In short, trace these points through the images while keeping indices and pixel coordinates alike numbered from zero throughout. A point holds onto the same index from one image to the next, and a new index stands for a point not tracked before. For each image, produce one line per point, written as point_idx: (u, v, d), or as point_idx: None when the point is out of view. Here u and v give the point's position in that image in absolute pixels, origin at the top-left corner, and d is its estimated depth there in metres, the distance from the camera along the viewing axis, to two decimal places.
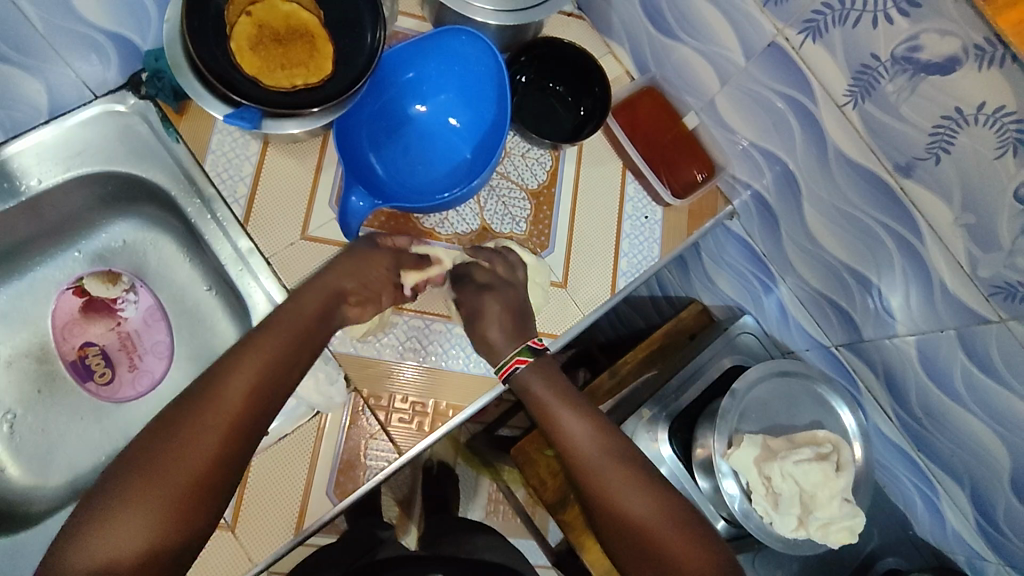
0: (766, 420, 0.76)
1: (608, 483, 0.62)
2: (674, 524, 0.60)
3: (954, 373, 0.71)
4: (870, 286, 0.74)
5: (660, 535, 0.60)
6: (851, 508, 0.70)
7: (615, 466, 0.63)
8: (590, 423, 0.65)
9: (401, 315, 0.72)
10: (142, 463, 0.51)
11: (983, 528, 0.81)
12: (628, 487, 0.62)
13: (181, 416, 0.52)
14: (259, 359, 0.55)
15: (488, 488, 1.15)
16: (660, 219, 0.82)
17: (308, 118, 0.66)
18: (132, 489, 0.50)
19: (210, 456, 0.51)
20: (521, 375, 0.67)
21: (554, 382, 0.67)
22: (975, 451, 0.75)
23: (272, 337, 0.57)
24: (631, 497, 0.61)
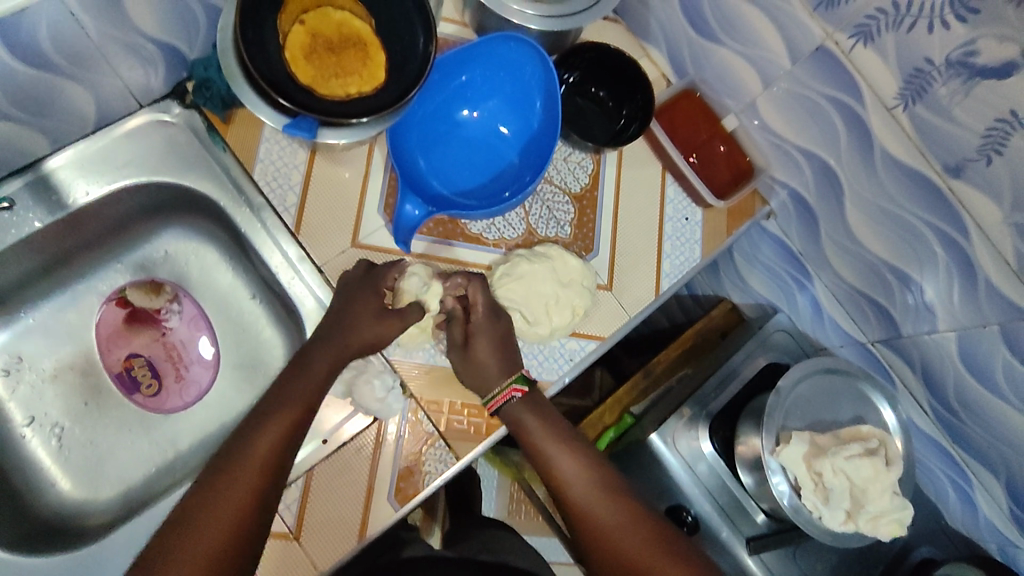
0: (809, 417, 0.77)
1: (593, 512, 0.64)
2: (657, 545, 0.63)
3: (996, 367, 0.72)
4: (910, 283, 0.76)
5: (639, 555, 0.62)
6: (901, 500, 0.71)
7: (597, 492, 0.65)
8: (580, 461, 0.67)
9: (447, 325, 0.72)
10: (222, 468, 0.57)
11: (1017, 517, 0.83)
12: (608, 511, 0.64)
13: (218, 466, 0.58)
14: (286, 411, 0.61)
15: (511, 488, 1.16)
16: (701, 220, 0.83)
17: (352, 128, 0.66)
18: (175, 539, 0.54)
19: (250, 496, 0.56)
20: (511, 409, 0.68)
21: (544, 412, 0.69)
22: (1012, 443, 0.77)
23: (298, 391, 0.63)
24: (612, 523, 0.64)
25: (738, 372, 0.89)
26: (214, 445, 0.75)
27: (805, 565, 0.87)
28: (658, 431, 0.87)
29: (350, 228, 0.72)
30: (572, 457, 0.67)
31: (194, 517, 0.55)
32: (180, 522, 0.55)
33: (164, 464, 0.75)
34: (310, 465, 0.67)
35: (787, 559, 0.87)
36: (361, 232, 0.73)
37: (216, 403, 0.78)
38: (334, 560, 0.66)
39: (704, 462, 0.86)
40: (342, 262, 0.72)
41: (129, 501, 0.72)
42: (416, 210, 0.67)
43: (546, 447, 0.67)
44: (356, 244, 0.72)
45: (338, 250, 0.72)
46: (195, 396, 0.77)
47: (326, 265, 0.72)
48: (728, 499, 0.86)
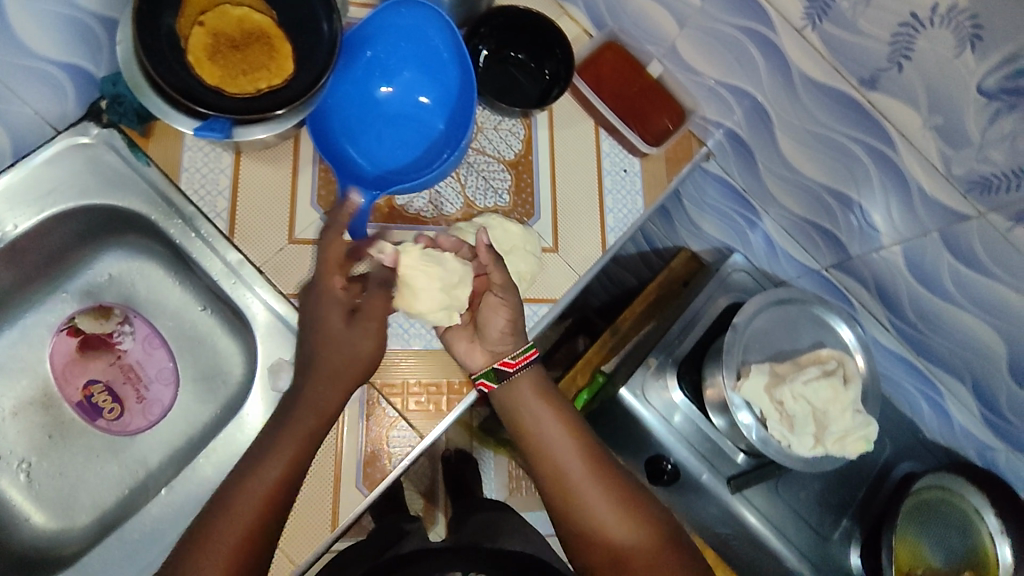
0: (769, 349, 0.78)
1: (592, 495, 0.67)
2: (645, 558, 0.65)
3: (943, 274, 0.73)
4: (851, 203, 0.76)
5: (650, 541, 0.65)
6: (864, 418, 0.71)
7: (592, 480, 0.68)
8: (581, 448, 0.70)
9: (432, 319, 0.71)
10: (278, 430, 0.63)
11: (989, 419, 0.84)
12: (604, 501, 0.67)
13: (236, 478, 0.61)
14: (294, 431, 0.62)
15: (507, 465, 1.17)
16: (639, 170, 0.82)
17: (273, 121, 0.65)
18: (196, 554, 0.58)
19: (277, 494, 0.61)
20: (520, 379, 0.71)
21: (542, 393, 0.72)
22: (970, 346, 0.78)
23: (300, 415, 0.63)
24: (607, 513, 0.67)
25: (700, 316, 0.90)
26: (184, 459, 0.75)
27: (789, 497, 0.88)
28: (627, 385, 0.87)
29: (284, 225, 0.72)
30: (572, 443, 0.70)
31: (210, 532, 0.59)
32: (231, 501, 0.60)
33: (137, 483, 0.75)
34: None
35: (769, 492, 0.88)
36: (297, 227, 0.72)
37: (180, 418, 0.78)
38: (306, 554, 0.67)
39: (677, 410, 0.88)
40: (282, 259, 0.71)
41: (106, 524, 0.72)
42: (362, 198, 0.68)
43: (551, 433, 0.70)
44: (292, 240, 0.72)
45: (276, 249, 0.71)
46: (158, 414, 0.77)
47: (266, 264, 0.71)
48: (705, 444, 0.87)
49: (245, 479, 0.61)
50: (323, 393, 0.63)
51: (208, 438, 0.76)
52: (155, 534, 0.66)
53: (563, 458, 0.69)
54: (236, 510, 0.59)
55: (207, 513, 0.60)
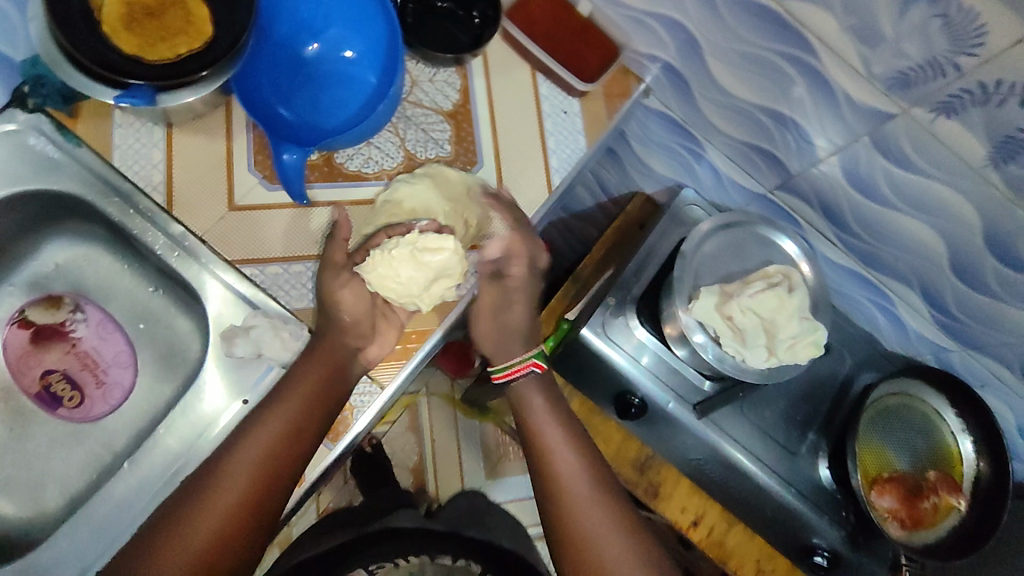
0: (719, 272, 0.80)
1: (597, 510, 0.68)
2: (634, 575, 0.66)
3: (878, 179, 0.75)
4: (785, 120, 0.77)
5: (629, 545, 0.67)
6: (812, 323, 0.73)
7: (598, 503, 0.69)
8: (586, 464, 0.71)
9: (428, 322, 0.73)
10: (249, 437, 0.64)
11: (940, 321, 0.87)
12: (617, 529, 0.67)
13: (233, 441, 0.64)
14: (296, 394, 0.66)
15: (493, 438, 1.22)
16: (579, 111, 0.83)
17: (199, 84, 0.65)
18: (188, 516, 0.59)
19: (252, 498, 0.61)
20: (522, 386, 0.76)
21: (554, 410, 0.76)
22: (913, 249, 0.80)
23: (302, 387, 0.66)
24: (610, 543, 0.66)
25: (654, 252, 0.92)
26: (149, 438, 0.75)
27: (755, 416, 0.91)
28: (588, 325, 0.88)
29: (224, 193, 0.71)
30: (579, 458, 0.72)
31: (204, 487, 0.61)
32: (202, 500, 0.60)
33: (104, 466, 0.75)
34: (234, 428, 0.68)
35: (734, 413, 0.90)
36: (237, 195, 0.72)
37: (143, 399, 0.77)
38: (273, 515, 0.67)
39: (641, 345, 0.89)
40: (224, 228, 0.71)
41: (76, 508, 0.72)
42: (293, 156, 0.67)
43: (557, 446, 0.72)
44: (233, 208, 0.71)
45: (217, 218, 0.71)
46: (119, 397, 0.77)
47: (208, 234, 0.71)
48: (670, 374, 0.89)
49: (243, 441, 0.63)
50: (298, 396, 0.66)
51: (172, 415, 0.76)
52: (123, 510, 0.66)
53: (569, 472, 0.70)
54: (232, 470, 0.62)
55: (204, 471, 0.63)
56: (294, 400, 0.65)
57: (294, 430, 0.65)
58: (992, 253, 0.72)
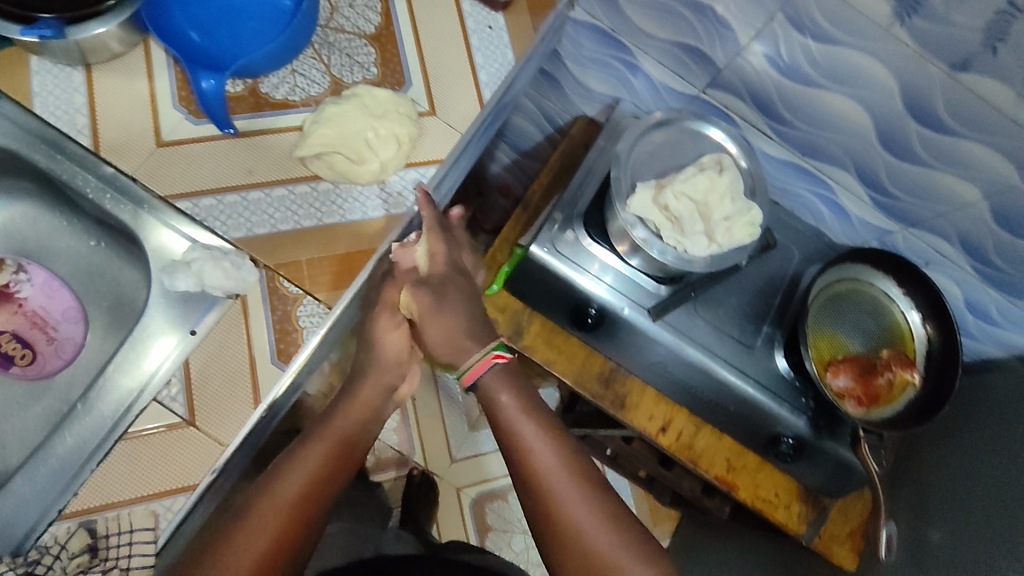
0: (656, 169, 0.81)
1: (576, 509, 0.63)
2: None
3: (799, 57, 0.76)
4: (703, 9, 0.77)
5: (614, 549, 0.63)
6: (744, 203, 0.75)
7: (580, 490, 0.64)
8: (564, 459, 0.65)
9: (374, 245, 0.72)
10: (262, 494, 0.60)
11: (878, 202, 0.89)
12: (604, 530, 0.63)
13: (264, 490, 0.60)
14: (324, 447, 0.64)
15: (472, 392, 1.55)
16: (504, 25, 0.83)
17: (107, 16, 0.65)
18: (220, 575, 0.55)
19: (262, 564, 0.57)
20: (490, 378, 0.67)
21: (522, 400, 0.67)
22: (843, 128, 0.82)
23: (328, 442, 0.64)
24: (586, 526, 0.63)
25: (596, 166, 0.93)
26: None
27: (710, 316, 0.92)
28: (537, 242, 0.89)
29: (150, 131, 0.71)
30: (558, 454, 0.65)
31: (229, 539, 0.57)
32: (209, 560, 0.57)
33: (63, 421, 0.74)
34: (185, 357, 0.69)
35: (691, 314, 0.91)
36: (163, 131, 0.71)
37: (97, 352, 0.77)
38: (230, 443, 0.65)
39: (593, 256, 0.89)
40: (153, 164, 0.70)
41: None
42: (212, 83, 0.67)
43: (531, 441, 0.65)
44: (160, 144, 0.71)
45: (145, 155, 0.70)
46: (73, 352, 0.77)
47: (138, 172, 0.70)
48: (624, 282, 0.90)
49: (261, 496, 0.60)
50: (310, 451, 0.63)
51: None
52: (85, 447, 0.67)
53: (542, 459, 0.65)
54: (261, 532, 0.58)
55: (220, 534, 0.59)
56: (318, 452, 0.63)
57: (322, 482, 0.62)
58: (912, 116, 0.75)
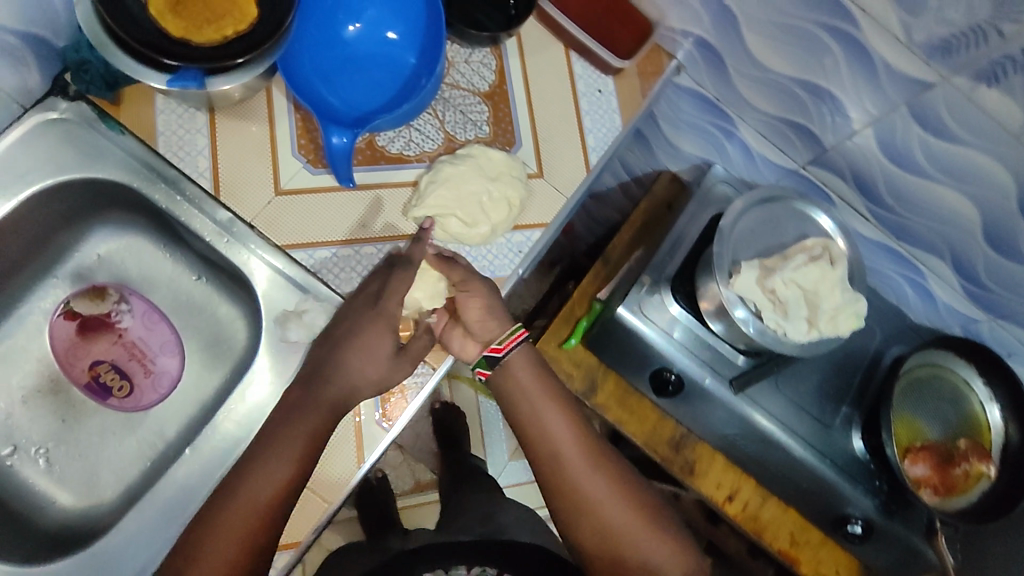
0: (757, 246, 0.81)
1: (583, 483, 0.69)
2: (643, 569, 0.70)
3: (914, 149, 0.75)
4: (821, 92, 0.77)
5: (631, 532, 0.69)
6: (853, 295, 0.75)
7: (600, 477, 0.70)
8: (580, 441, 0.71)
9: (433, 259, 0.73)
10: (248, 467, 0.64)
11: (969, 291, 0.89)
12: (614, 503, 0.70)
13: (256, 457, 0.64)
14: (303, 431, 0.64)
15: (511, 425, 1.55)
16: (614, 90, 0.83)
17: (246, 69, 0.64)
18: (225, 523, 0.62)
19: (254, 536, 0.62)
20: (516, 358, 0.71)
21: (542, 374, 0.72)
22: (945, 219, 0.81)
23: (311, 417, 0.65)
24: (602, 503, 0.69)
25: (685, 234, 0.93)
26: (201, 424, 0.76)
27: (791, 391, 0.92)
28: (624, 304, 0.90)
29: (269, 179, 0.72)
30: (574, 435, 0.71)
31: (233, 495, 0.63)
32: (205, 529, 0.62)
33: (158, 455, 0.76)
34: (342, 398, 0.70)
35: (770, 388, 0.92)
36: (282, 179, 0.72)
37: (192, 387, 0.78)
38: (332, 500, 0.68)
39: (676, 322, 0.91)
40: (271, 212, 0.71)
41: (131, 497, 0.74)
42: (342, 139, 0.67)
43: (546, 423, 0.71)
44: (279, 192, 0.72)
45: (263, 203, 0.71)
46: (169, 386, 0.78)
47: (256, 218, 0.71)
48: (705, 351, 0.91)
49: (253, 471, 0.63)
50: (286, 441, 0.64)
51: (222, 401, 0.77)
52: (183, 491, 0.68)
53: (562, 445, 0.70)
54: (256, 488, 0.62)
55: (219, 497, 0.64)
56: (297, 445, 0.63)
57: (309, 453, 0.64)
58: None
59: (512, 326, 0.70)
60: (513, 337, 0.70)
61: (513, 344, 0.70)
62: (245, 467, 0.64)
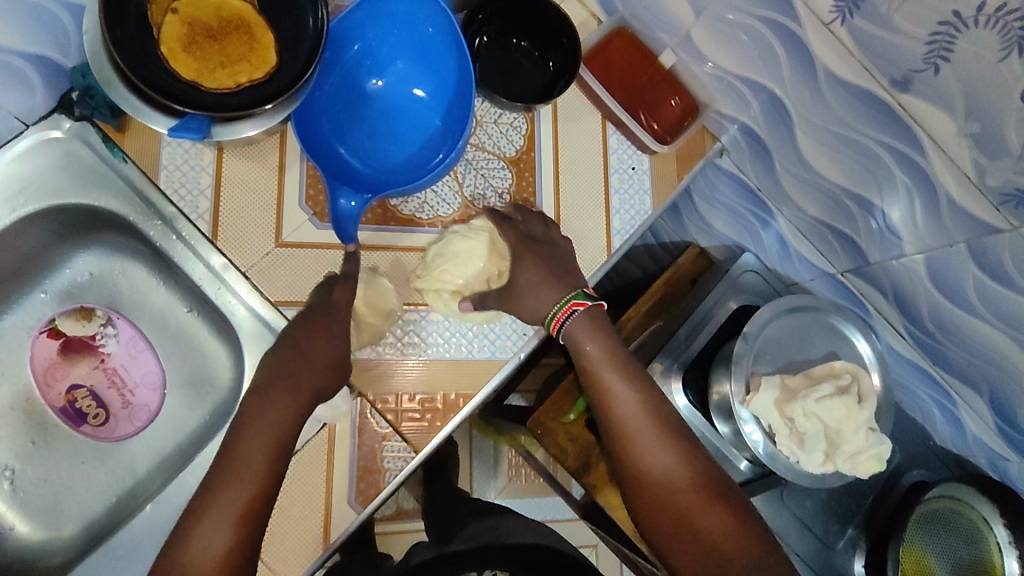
0: (780, 359, 0.76)
1: (643, 445, 0.62)
2: (692, 490, 0.61)
3: (967, 286, 0.68)
4: (871, 207, 0.71)
5: (703, 518, 0.60)
6: (877, 437, 0.70)
7: (657, 437, 0.63)
8: (639, 395, 0.64)
9: (417, 311, 0.70)
10: (237, 437, 0.57)
11: (1004, 431, 0.82)
12: (680, 473, 0.62)
13: (201, 502, 0.55)
14: (293, 386, 0.59)
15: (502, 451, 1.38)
16: (648, 168, 0.77)
17: (262, 117, 0.61)
18: (211, 507, 0.54)
19: (248, 513, 0.55)
20: (573, 330, 0.65)
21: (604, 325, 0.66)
22: (991, 359, 0.74)
23: (271, 418, 0.58)
24: (659, 460, 0.62)
25: (710, 317, 0.86)
26: (172, 465, 0.74)
27: (795, 504, 0.87)
28: None
29: (271, 228, 0.68)
30: (629, 387, 0.64)
31: (222, 477, 0.55)
32: (193, 518, 0.54)
33: (125, 491, 0.73)
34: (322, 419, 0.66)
35: (775, 500, 0.86)
36: (284, 230, 0.68)
37: (168, 425, 0.75)
38: (305, 564, 0.65)
39: (679, 414, 0.84)
40: (268, 264, 0.67)
41: (92, 533, 0.71)
42: (351, 202, 0.63)
43: (604, 374, 0.64)
44: (280, 243, 0.68)
45: (262, 253, 0.67)
46: (145, 420, 0.75)
47: (251, 268, 0.67)
48: (708, 450, 0.83)
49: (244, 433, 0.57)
50: (279, 398, 0.59)
51: (196, 445, 0.74)
52: (141, 544, 0.66)
53: (619, 402, 0.63)
54: (209, 532, 0.53)
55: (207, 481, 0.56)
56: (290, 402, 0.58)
57: (269, 483, 0.57)
58: None
59: (560, 301, 0.65)
60: (564, 309, 0.65)
61: (558, 326, 0.65)
62: (191, 514, 0.54)
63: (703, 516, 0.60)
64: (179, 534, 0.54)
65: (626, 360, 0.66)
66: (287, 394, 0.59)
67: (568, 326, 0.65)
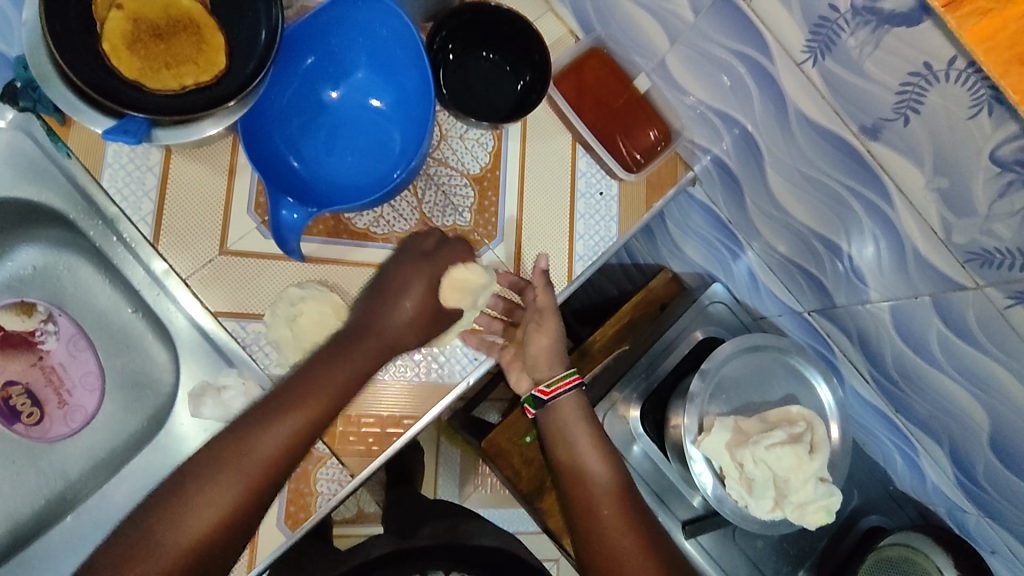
0: (737, 398, 0.74)
1: (605, 518, 0.65)
2: (616, 499, 0.66)
3: (930, 339, 0.66)
4: (838, 250, 0.69)
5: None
6: (827, 488, 0.69)
7: (622, 516, 0.65)
8: (606, 462, 0.68)
9: None
10: (289, 389, 0.57)
11: (963, 484, 0.80)
12: (638, 547, 0.64)
13: (218, 449, 0.55)
14: (363, 352, 0.60)
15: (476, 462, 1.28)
16: (617, 194, 0.75)
17: (222, 114, 0.58)
18: (239, 454, 0.54)
19: (269, 473, 0.55)
20: (565, 402, 0.70)
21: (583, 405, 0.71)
22: (952, 412, 0.72)
23: (341, 368, 0.58)
24: (623, 534, 0.64)
25: (676, 344, 0.84)
26: (104, 471, 0.71)
27: (745, 543, 0.86)
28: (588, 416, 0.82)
29: (216, 234, 0.65)
30: (600, 457, 0.68)
31: (264, 426, 0.55)
32: (218, 462, 0.54)
33: (54, 494, 0.71)
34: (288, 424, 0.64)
35: (724, 538, 0.85)
36: (230, 238, 0.66)
37: (105, 428, 0.73)
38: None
39: (636, 444, 0.82)
40: (211, 273, 0.65)
41: (18, 536, 0.70)
42: (293, 214, 0.60)
43: (579, 443, 0.69)
44: (224, 251, 0.65)
45: (206, 260, 0.65)
46: (80, 422, 0.73)
47: (192, 276, 0.65)
48: (663, 483, 0.82)
49: (297, 390, 0.57)
50: (360, 346, 0.60)
51: (130, 451, 0.71)
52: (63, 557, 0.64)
53: (588, 464, 0.68)
54: (200, 513, 0.53)
55: (241, 422, 0.56)
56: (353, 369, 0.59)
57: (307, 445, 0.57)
58: None
59: (564, 370, 0.71)
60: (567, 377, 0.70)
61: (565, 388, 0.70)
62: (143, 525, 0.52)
63: (630, 545, 0.64)
64: (191, 482, 0.54)
65: (600, 435, 0.70)
66: (354, 360, 0.59)
67: (562, 397, 0.70)
